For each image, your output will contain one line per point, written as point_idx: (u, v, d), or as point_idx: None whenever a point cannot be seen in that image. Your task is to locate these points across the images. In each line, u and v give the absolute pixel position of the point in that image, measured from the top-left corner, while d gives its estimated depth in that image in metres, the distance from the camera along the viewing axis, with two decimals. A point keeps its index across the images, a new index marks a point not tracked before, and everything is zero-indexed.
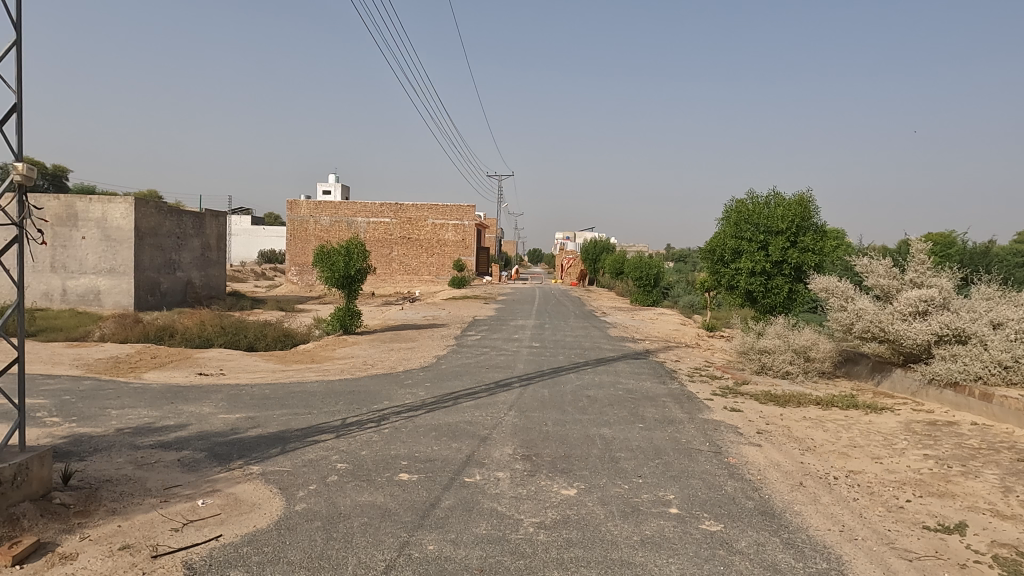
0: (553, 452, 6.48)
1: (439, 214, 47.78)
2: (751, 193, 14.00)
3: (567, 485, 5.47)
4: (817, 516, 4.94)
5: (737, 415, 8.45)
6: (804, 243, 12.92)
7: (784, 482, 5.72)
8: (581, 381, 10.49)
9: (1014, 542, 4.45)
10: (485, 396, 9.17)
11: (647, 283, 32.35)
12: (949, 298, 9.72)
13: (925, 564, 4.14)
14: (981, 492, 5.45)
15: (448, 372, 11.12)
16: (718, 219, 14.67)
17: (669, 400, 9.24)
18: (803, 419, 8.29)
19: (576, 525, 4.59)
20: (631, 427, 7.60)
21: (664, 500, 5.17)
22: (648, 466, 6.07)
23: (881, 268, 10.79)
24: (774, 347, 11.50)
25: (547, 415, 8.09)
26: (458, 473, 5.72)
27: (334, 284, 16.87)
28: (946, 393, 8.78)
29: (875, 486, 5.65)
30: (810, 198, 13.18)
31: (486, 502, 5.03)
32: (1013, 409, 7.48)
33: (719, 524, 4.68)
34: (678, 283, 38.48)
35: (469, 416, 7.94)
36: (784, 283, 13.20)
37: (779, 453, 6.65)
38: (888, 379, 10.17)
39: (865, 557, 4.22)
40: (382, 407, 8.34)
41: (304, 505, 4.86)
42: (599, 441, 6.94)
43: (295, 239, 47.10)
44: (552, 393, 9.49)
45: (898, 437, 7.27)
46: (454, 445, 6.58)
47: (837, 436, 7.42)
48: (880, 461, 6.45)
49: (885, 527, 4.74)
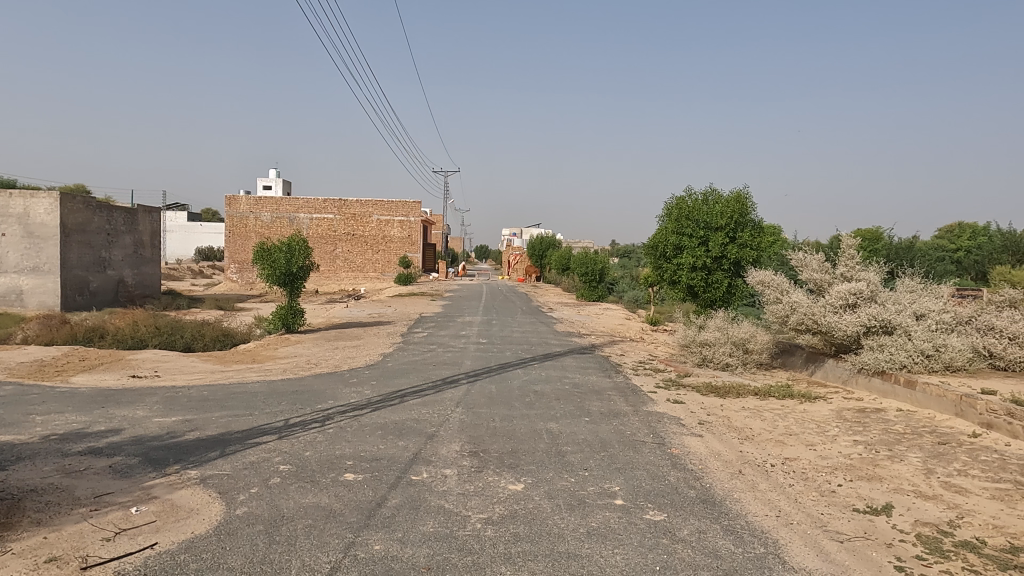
0: (500, 448, 6.49)
1: (384, 210, 47.16)
2: (691, 190, 14.34)
3: (515, 480, 5.50)
4: (756, 502, 5.12)
5: (680, 407, 8.65)
6: (742, 240, 13.33)
7: (723, 470, 5.90)
8: (529, 376, 10.57)
9: (935, 521, 4.71)
10: (432, 394, 9.11)
11: (593, 278, 32.69)
12: (876, 291, 10.22)
13: (855, 545, 4.34)
14: (906, 474, 5.75)
15: (394, 369, 11.00)
16: (660, 215, 14.96)
17: (615, 394, 9.38)
18: (742, 409, 8.56)
19: (524, 519, 4.61)
20: (577, 421, 7.70)
21: (610, 491, 5.26)
22: (594, 459, 6.17)
23: (814, 263, 11.25)
24: (714, 340, 11.83)
25: (495, 411, 8.11)
26: (404, 471, 5.67)
27: (275, 282, 16.43)
28: (874, 381, 9.16)
29: (810, 472, 5.89)
30: (748, 194, 13.61)
31: (433, 499, 5.00)
32: (934, 395, 7.88)
33: (662, 513, 4.79)
34: (622, 278, 39.07)
35: (415, 414, 7.87)
36: (724, 278, 13.59)
37: (720, 443, 6.86)
38: (821, 369, 10.61)
39: (800, 540, 4.39)
40: (326, 407, 8.18)
41: (246, 509, 4.74)
42: (546, 435, 7.01)
43: (234, 236, 45.75)
44: (500, 389, 9.51)
45: (830, 424, 7.60)
46: (400, 444, 6.52)
47: (774, 425, 7.70)
48: (814, 447, 6.73)
49: (818, 511, 4.95)
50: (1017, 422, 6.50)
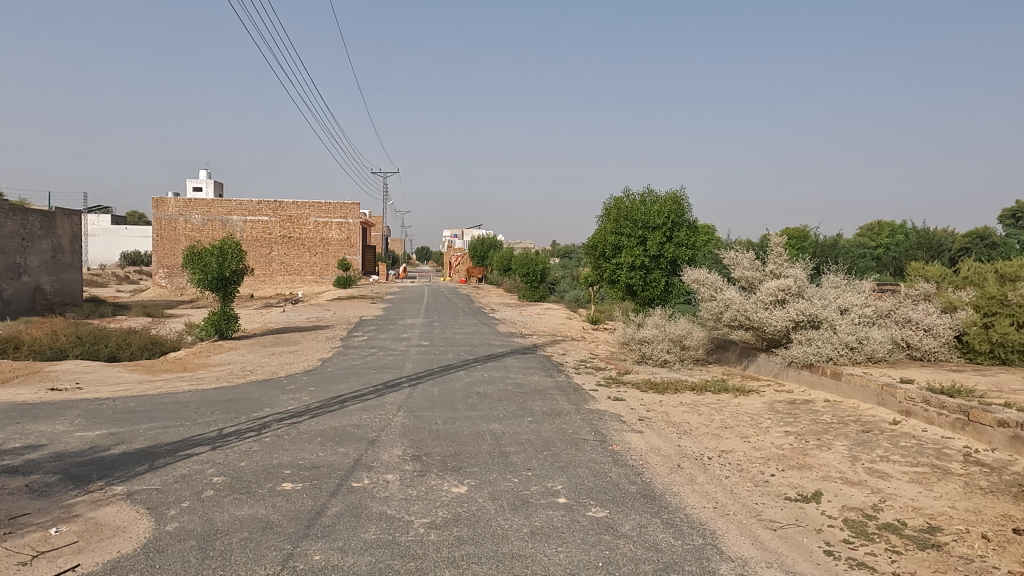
0: (443, 451, 6.44)
1: (321, 212, 46.20)
2: (628, 191, 14.60)
3: (458, 482, 5.47)
4: (694, 495, 5.25)
5: (621, 404, 8.80)
6: (678, 239, 13.69)
7: (662, 465, 6.04)
8: (472, 377, 10.53)
9: (861, 506, 4.95)
10: (373, 398, 8.96)
11: (534, 279, 32.88)
12: (804, 286, 10.64)
13: (787, 532, 4.51)
14: (833, 462, 6.01)
15: (334, 375, 10.79)
16: (599, 215, 15.17)
17: (557, 393, 9.46)
18: (680, 404, 8.78)
19: (467, 522, 4.59)
20: (520, 421, 7.73)
21: (553, 490, 5.30)
22: (537, 458, 6.20)
23: (746, 261, 11.64)
24: (653, 337, 12.09)
25: (437, 414, 8.05)
26: (345, 478, 5.55)
27: (207, 286, 15.85)
28: (803, 374, 9.55)
29: (744, 464, 6.08)
30: (683, 195, 13.96)
31: (375, 506, 4.91)
32: (857, 385, 8.27)
33: (604, 510, 4.86)
34: (563, 278, 39.49)
35: (356, 419, 7.73)
36: (661, 276, 13.91)
37: (659, 438, 7.01)
38: (755, 364, 10.98)
39: (736, 530, 4.53)
40: (263, 415, 7.94)
41: (176, 524, 4.54)
42: (489, 437, 7.00)
43: (162, 240, 43.92)
44: (442, 391, 9.45)
45: (763, 416, 7.87)
46: (341, 451, 6.39)
47: (710, 418, 7.93)
48: (748, 439, 6.96)
49: (752, 501, 5.12)
50: (932, 409, 6.90)
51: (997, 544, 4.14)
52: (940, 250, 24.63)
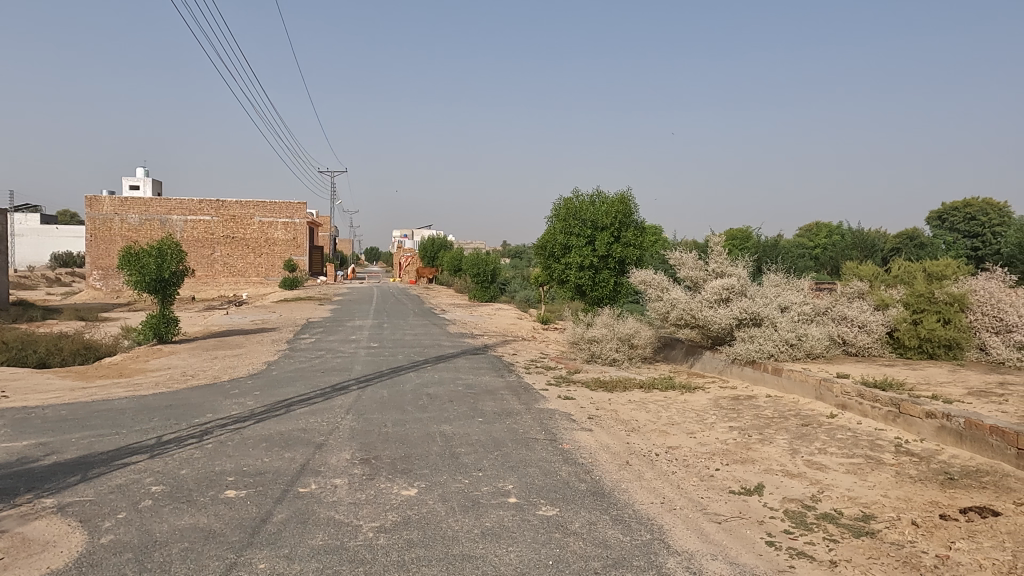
0: (393, 453, 6.37)
1: (267, 212, 45.11)
2: (577, 191, 14.73)
3: (407, 485, 5.42)
4: (642, 491, 5.34)
5: (571, 403, 8.88)
6: (626, 239, 13.92)
7: (611, 462, 6.12)
8: (422, 379, 10.44)
9: (800, 497, 5.13)
10: (321, 401, 8.80)
11: (484, 279, 32.84)
12: (746, 285, 10.96)
13: (731, 525, 4.63)
14: (774, 455, 6.21)
15: (280, 378, 10.53)
16: (549, 215, 15.25)
17: (507, 393, 9.48)
18: (628, 402, 8.92)
19: (417, 525, 4.55)
20: (471, 422, 7.71)
21: (503, 490, 5.31)
22: (488, 459, 6.20)
23: (691, 261, 11.91)
24: (601, 336, 12.24)
25: (387, 416, 7.96)
26: (292, 484, 5.43)
27: (145, 288, 15.26)
28: (746, 370, 9.83)
29: (690, 459, 6.22)
30: (631, 196, 14.18)
31: (322, 511, 4.82)
32: (797, 380, 8.56)
33: (554, 508, 4.89)
34: (514, 278, 39.63)
35: (303, 423, 7.58)
36: (610, 276, 14.10)
37: (608, 436, 7.11)
38: (700, 361, 11.24)
39: (682, 524, 4.63)
40: (204, 421, 7.68)
41: (112, 536, 4.35)
42: (440, 438, 6.96)
43: (96, 240, 42.08)
44: (392, 393, 9.35)
45: (708, 413, 8.07)
46: (287, 456, 6.24)
47: (658, 415, 8.08)
48: (694, 435, 7.12)
49: (698, 495, 5.24)
50: (866, 402, 7.20)
51: (925, 530, 4.35)
52: (873, 249, 25.73)
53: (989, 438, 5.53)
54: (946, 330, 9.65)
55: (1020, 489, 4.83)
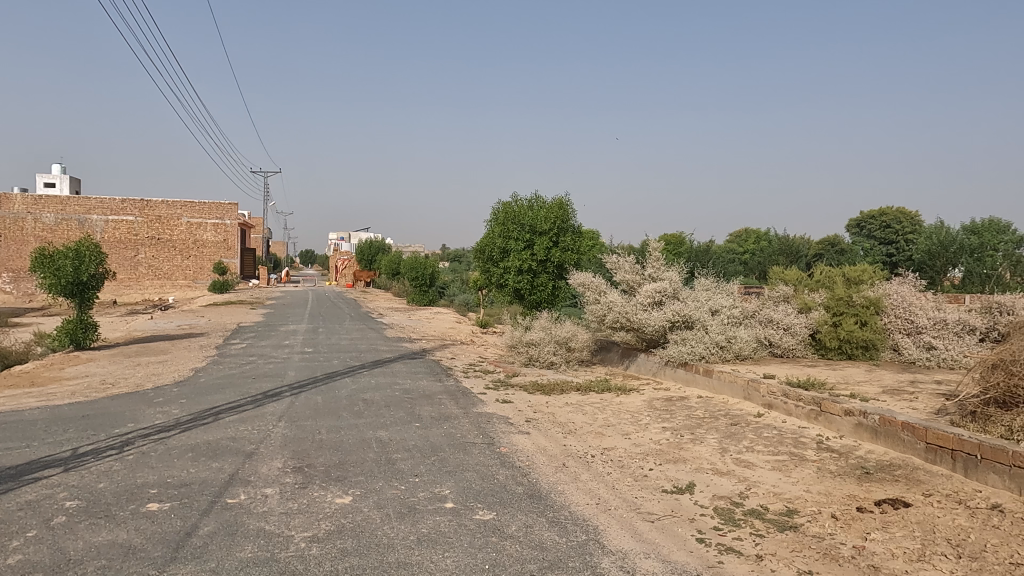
0: (327, 461, 6.23)
1: (195, 212, 43.52)
2: (516, 196, 14.78)
3: (342, 493, 5.31)
4: (578, 493, 5.40)
5: (509, 406, 8.91)
6: (564, 243, 14.09)
7: (548, 465, 6.17)
8: (358, 384, 10.26)
9: (728, 494, 5.30)
10: (251, 409, 8.53)
11: (423, 283, 32.60)
12: (678, 289, 11.26)
13: (663, 523, 4.75)
14: (704, 454, 6.40)
15: (208, 385, 10.14)
16: (488, 219, 15.25)
17: (445, 397, 9.42)
18: (566, 404, 9.02)
19: (352, 533, 4.47)
20: (407, 427, 7.62)
21: (440, 495, 5.27)
22: (424, 464, 6.14)
23: (627, 266, 12.16)
24: (539, 339, 12.32)
25: (321, 423, 7.77)
26: (220, 495, 5.23)
27: (61, 292, 14.41)
28: (679, 372, 10.09)
29: (625, 460, 6.34)
30: (568, 201, 14.36)
31: (252, 522, 4.67)
32: (726, 381, 8.85)
33: (491, 512, 4.89)
34: (453, 282, 39.50)
35: (233, 432, 7.32)
36: (548, 280, 14.24)
37: (545, 439, 7.16)
38: (635, 363, 11.48)
39: (617, 524, 4.71)
40: (125, 432, 7.31)
41: (21, 556, 4.08)
42: (376, 444, 6.85)
43: (6, 240, 39.48)
44: (327, 399, 9.15)
45: (642, 414, 8.24)
46: (215, 466, 6.02)
47: (594, 417, 8.20)
48: (628, 436, 7.26)
49: (632, 496, 5.34)
50: (790, 402, 7.52)
51: (844, 522, 4.57)
52: (798, 255, 26.93)
53: (901, 433, 5.86)
54: (863, 332, 10.19)
55: (928, 481, 5.15)
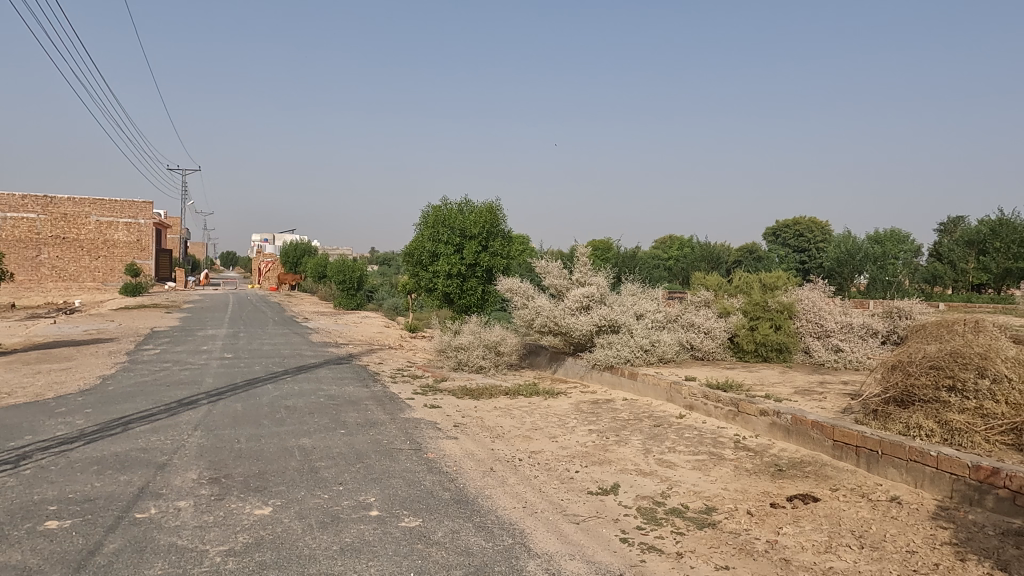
0: (246, 471, 5.99)
1: (106, 211, 41.17)
2: (446, 199, 14.70)
3: (261, 503, 5.12)
4: (505, 496, 5.41)
5: (437, 411, 8.84)
6: (493, 248, 14.15)
7: (476, 469, 6.16)
8: (280, 391, 9.93)
9: (651, 494, 5.44)
10: (165, 418, 8.12)
11: (350, 286, 31.96)
12: (605, 294, 11.50)
13: (589, 525, 4.81)
14: (629, 455, 6.55)
15: (117, 394, 9.58)
16: (417, 222, 15.10)
17: (372, 403, 9.26)
18: (494, 408, 9.03)
19: (271, 545, 4.32)
20: (332, 434, 7.43)
21: (365, 503, 5.16)
22: (349, 472, 6.00)
23: (555, 270, 12.32)
24: (468, 344, 12.29)
25: (240, 431, 7.47)
26: (127, 510, 4.94)
27: None
28: (605, 375, 10.28)
29: (552, 463, 6.40)
30: (498, 206, 14.41)
31: (163, 537, 4.43)
32: (650, 384, 9.09)
33: (417, 519, 4.82)
34: (382, 286, 38.91)
35: (144, 442, 6.93)
36: (478, 285, 14.24)
37: (473, 443, 7.14)
38: (563, 367, 11.64)
39: (543, 527, 4.74)
40: (21, 445, 6.80)
41: None
42: (298, 452, 6.65)
43: None
44: (247, 407, 8.82)
45: (569, 417, 8.35)
46: (123, 479, 5.68)
47: (522, 421, 8.25)
48: (555, 439, 7.34)
49: (559, 498, 5.40)
50: (709, 403, 7.80)
51: (759, 518, 4.77)
52: (719, 262, 28.00)
53: (810, 431, 6.18)
54: (778, 336, 10.68)
55: (835, 476, 5.45)
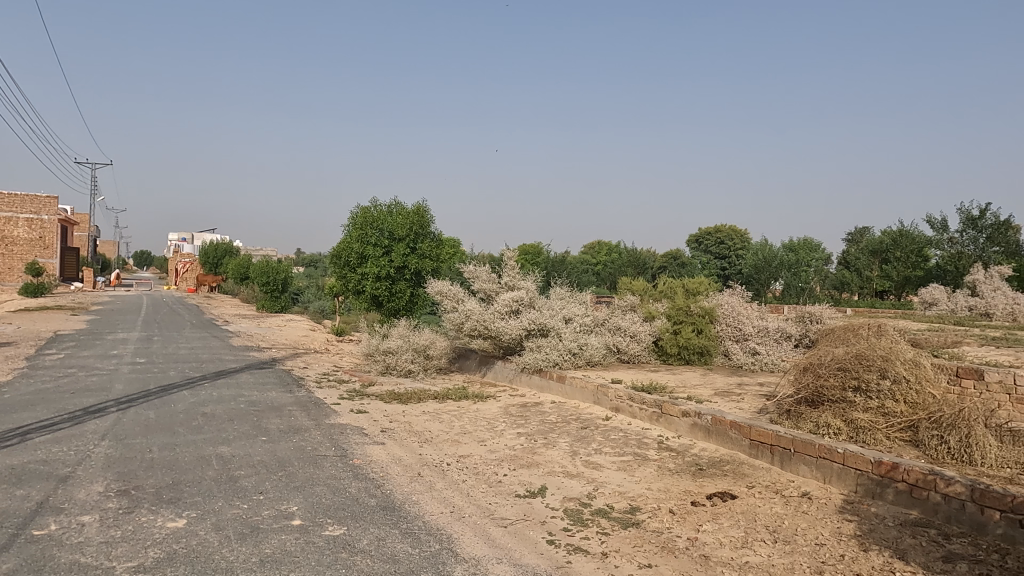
0: (158, 482, 5.69)
1: (4, 205, 38.33)
2: (374, 201, 14.45)
3: (174, 516, 4.87)
4: (433, 502, 5.36)
5: (363, 416, 8.67)
6: (422, 251, 14.04)
7: (403, 475, 6.07)
8: (197, 397, 9.49)
9: (578, 495, 5.51)
10: (68, 427, 7.61)
11: (274, 288, 30.98)
12: (534, 298, 11.60)
13: (516, 528, 4.83)
14: (556, 458, 6.62)
15: (14, 402, 8.91)
16: (345, 224, 14.76)
17: (295, 409, 8.98)
18: (422, 413, 8.94)
19: (185, 559, 4.12)
20: (252, 442, 7.16)
21: (287, 513, 4.99)
22: (270, 480, 5.80)
23: (485, 274, 12.33)
24: (397, 348, 12.12)
25: (152, 440, 7.09)
26: (24, 527, 4.60)
27: None
28: (534, 378, 10.36)
29: (480, 466, 6.39)
30: (428, 208, 14.30)
31: (64, 555, 4.14)
32: (578, 387, 9.23)
33: (341, 527, 4.71)
34: (308, 288, 37.90)
35: (44, 454, 6.47)
36: (406, 287, 14.08)
37: (400, 448, 7.04)
38: (492, 370, 11.66)
39: (470, 531, 4.73)
40: None
41: None
42: (216, 461, 6.37)
43: None
44: (160, 414, 8.38)
45: (498, 420, 8.37)
46: (20, 494, 5.28)
47: (451, 425, 8.20)
48: (484, 443, 7.33)
49: (487, 502, 5.40)
50: (634, 405, 7.98)
51: (680, 516, 4.92)
52: (645, 267, 28.79)
53: (729, 431, 6.42)
54: (700, 339, 11.07)
55: (751, 474, 5.68)
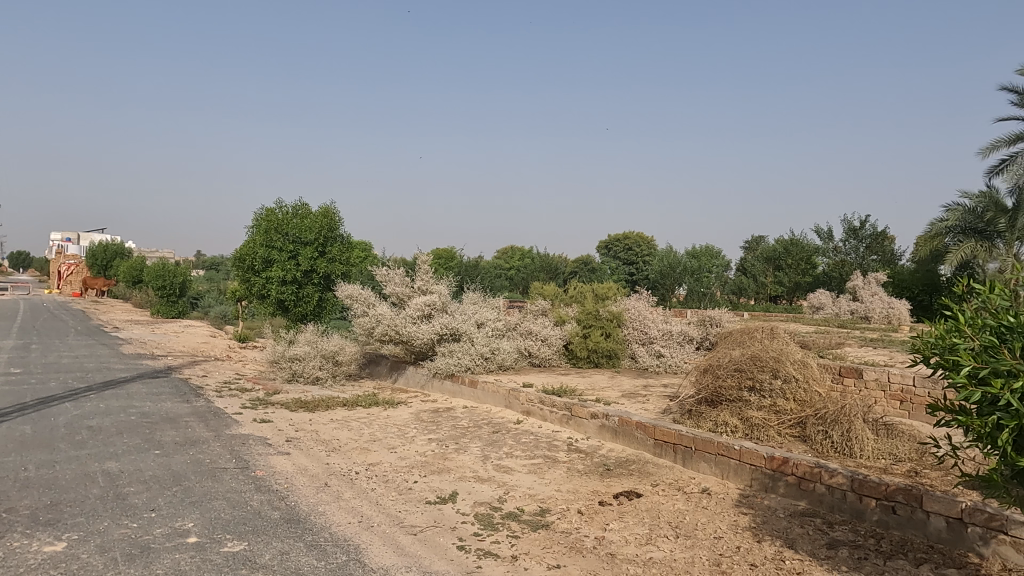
0: (34, 503, 5.23)
1: None
2: (279, 202, 13.93)
3: (52, 539, 4.48)
4: (340, 512, 5.22)
5: (267, 426, 8.32)
6: (331, 254, 13.69)
7: (309, 486, 5.87)
8: (82, 410, 8.80)
9: (489, 500, 5.52)
10: None
11: (171, 293, 29.28)
12: (446, 303, 11.55)
13: (426, 535, 4.78)
14: (468, 463, 6.61)
15: None
16: (248, 226, 14.15)
17: (193, 420, 8.51)
18: (330, 421, 8.69)
19: None
20: (144, 456, 6.72)
21: (181, 530, 4.71)
22: (163, 496, 5.46)
23: (397, 278, 12.16)
24: (304, 354, 11.73)
25: (27, 458, 6.50)
26: None
27: None
28: (445, 383, 10.31)
29: (390, 474, 6.28)
30: (336, 211, 13.96)
31: None
32: (489, 391, 9.26)
33: (241, 543, 4.50)
34: (209, 292, 36.08)
35: None
36: (314, 292, 13.67)
37: (306, 458, 6.81)
38: (403, 376, 11.50)
39: (379, 541, 4.63)
40: None
41: None
42: (102, 478, 5.93)
43: None
44: (38, 429, 7.70)
45: (408, 427, 8.26)
46: None
47: (360, 433, 8.02)
48: (394, 450, 7.21)
49: (396, 510, 5.31)
50: (545, 408, 8.10)
51: (588, 516, 5.02)
52: (557, 272, 29.34)
53: (635, 432, 6.62)
54: (608, 342, 11.39)
55: (655, 472, 5.89)
